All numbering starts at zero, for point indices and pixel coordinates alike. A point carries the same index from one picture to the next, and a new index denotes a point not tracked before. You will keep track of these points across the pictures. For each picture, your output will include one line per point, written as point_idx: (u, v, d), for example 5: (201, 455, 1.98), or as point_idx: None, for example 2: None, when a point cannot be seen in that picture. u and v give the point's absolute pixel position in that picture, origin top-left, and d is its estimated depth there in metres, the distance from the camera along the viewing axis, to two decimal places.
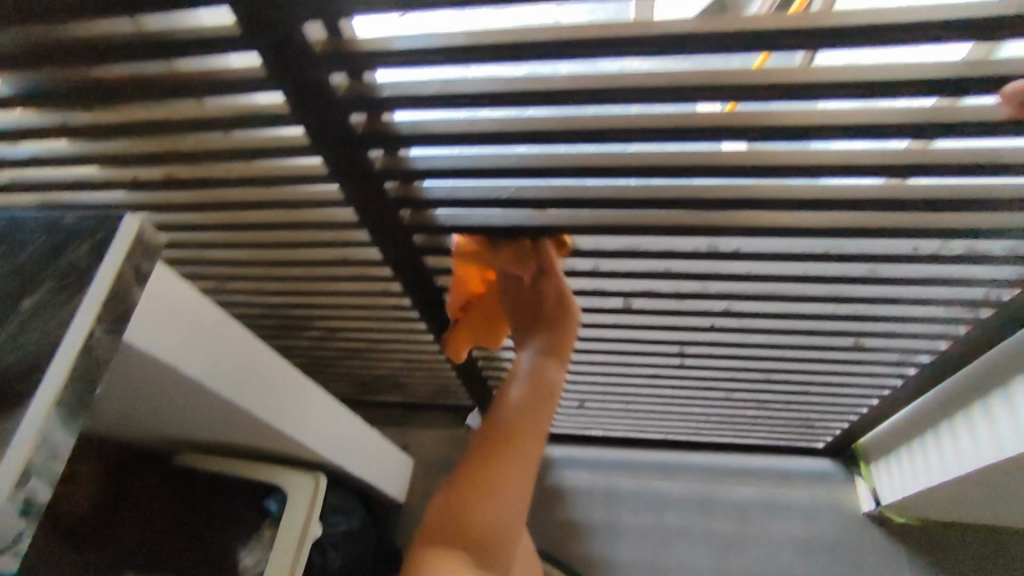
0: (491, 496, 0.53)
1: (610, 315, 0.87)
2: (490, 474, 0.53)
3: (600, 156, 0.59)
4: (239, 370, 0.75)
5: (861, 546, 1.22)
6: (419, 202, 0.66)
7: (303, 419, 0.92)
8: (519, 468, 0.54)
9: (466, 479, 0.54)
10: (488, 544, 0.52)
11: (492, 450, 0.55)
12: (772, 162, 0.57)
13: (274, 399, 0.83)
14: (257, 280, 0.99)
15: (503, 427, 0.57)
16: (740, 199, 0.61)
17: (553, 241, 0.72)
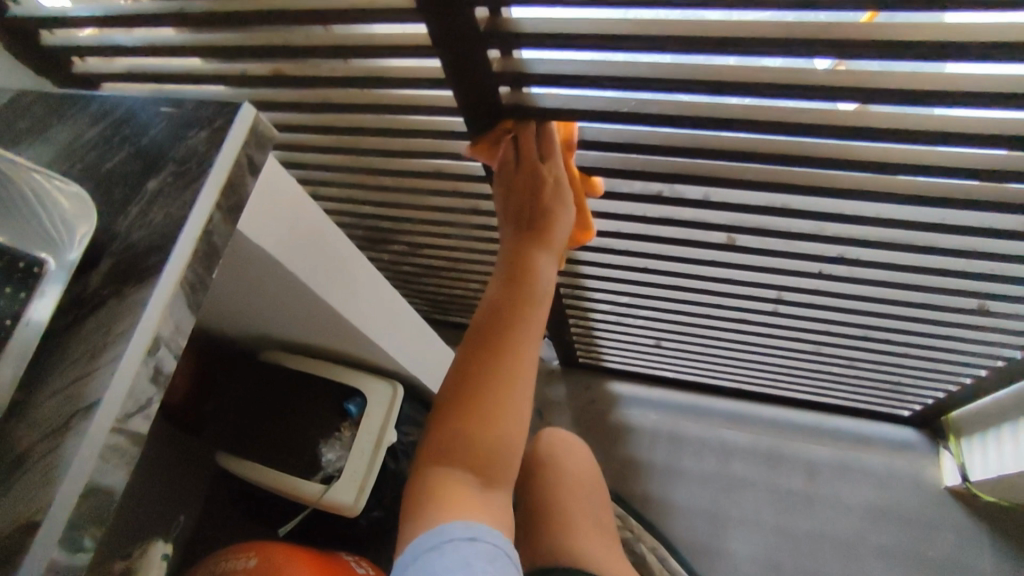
0: (479, 421, 0.58)
1: (708, 252, 0.83)
2: (463, 403, 0.58)
3: (738, 71, 0.54)
4: (335, 274, 0.76)
5: (939, 518, 1.17)
6: (532, 112, 0.63)
7: (389, 329, 0.93)
8: (501, 388, 0.59)
9: (447, 409, 0.59)
10: (463, 471, 0.57)
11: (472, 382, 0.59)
12: (939, 87, 0.51)
13: (365, 306, 0.85)
14: (349, 189, 0.99)
15: (469, 385, 0.59)
16: (888, 130, 0.55)
17: (665, 165, 0.68)
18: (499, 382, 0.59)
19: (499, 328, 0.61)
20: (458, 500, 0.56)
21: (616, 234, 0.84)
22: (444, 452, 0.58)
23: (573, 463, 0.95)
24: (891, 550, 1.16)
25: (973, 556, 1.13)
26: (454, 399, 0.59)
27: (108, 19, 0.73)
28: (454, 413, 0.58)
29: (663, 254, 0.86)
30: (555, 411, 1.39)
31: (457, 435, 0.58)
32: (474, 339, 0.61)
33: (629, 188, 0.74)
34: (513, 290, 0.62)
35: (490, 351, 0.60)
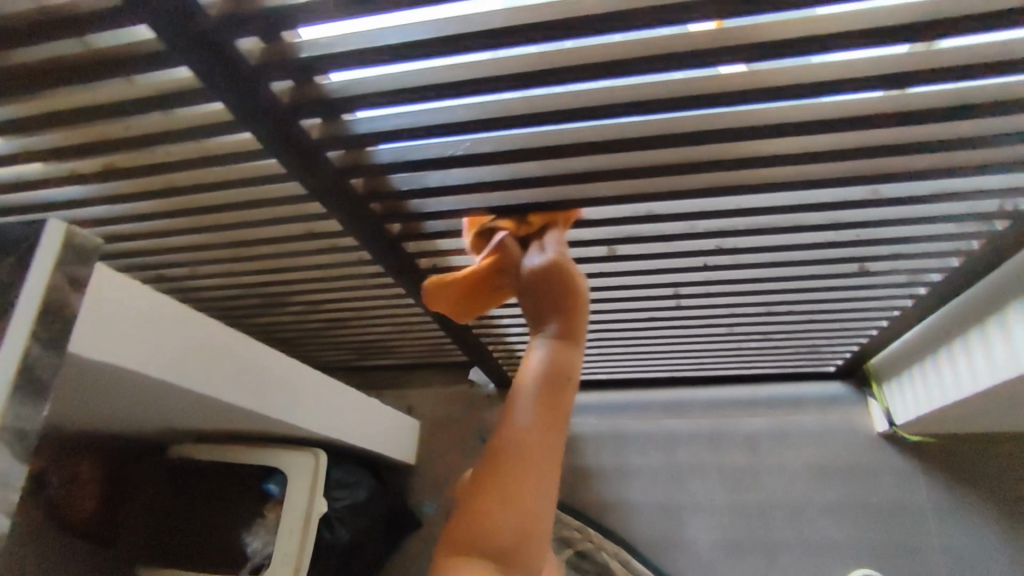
0: (540, 483, 0.41)
1: (595, 264, 0.81)
2: (500, 475, 0.41)
3: (558, 99, 0.53)
4: (208, 363, 0.72)
5: (877, 465, 1.20)
6: (368, 170, 0.60)
7: (289, 401, 0.90)
8: (546, 436, 0.43)
9: (464, 495, 0.41)
10: (507, 538, 0.39)
11: (504, 451, 0.42)
12: (754, 84, 0.50)
13: (253, 384, 0.81)
14: (228, 262, 0.95)
15: (509, 446, 0.42)
16: (720, 130, 0.54)
17: (524, 195, 0.66)
18: (515, 430, 0.42)
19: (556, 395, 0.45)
20: None
21: None
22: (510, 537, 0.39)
23: None
24: (837, 506, 1.18)
25: (914, 497, 1.16)
26: (476, 488, 0.41)
27: None
28: (484, 463, 0.42)
29: None
30: None
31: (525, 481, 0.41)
32: (467, 471, 0.43)
33: None
34: (514, 431, 0.43)
35: (558, 384, 0.46)
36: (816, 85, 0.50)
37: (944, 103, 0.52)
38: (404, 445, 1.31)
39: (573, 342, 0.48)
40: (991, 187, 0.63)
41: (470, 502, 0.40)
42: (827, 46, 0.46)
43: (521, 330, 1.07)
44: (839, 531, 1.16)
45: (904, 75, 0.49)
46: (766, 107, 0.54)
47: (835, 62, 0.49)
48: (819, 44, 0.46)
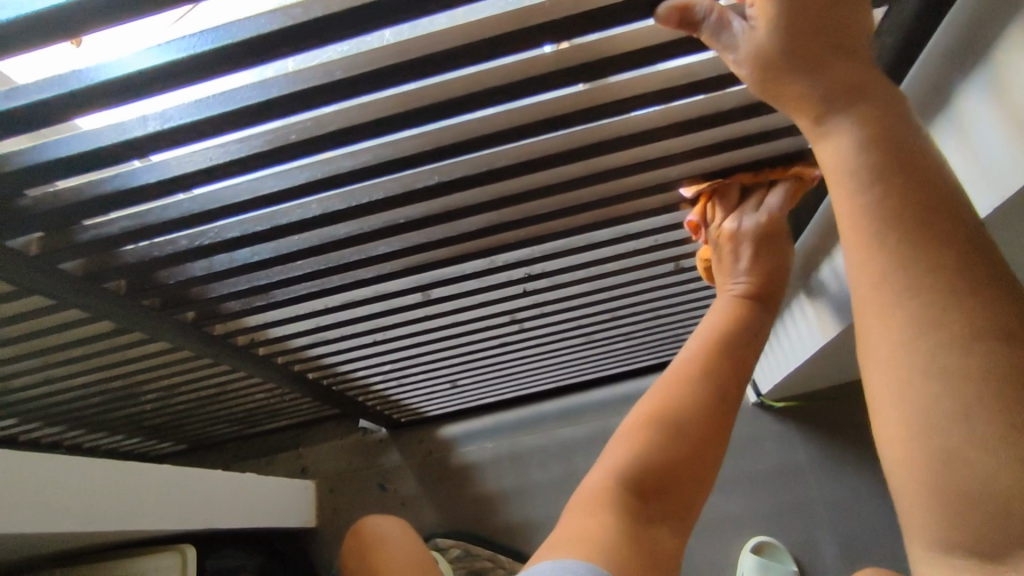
0: (675, 455, 0.52)
1: (419, 309, 0.80)
2: (702, 431, 0.53)
3: (290, 175, 0.52)
4: (27, 497, 0.66)
5: (755, 434, 1.25)
6: (117, 271, 0.57)
7: (145, 506, 0.84)
8: (710, 434, 0.53)
9: (674, 451, 0.52)
10: (659, 506, 0.50)
11: (695, 419, 0.53)
12: (468, 135, 0.50)
13: (81, 503, 0.74)
14: (38, 374, 0.87)
15: (694, 408, 0.53)
16: (462, 178, 0.54)
17: (307, 262, 0.64)
18: (719, 418, 0.53)
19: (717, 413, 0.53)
20: (593, 531, 0.46)
21: (323, 326, 0.79)
22: (644, 502, 0.50)
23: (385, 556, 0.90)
24: (727, 480, 1.23)
25: (791, 457, 1.22)
26: (672, 449, 0.52)
27: None
28: (644, 440, 0.52)
29: (382, 324, 0.83)
30: (399, 478, 1.34)
31: (681, 461, 0.52)
32: (703, 402, 0.54)
33: (294, 290, 0.69)
34: (713, 383, 0.54)
35: (717, 401, 0.54)
36: (529, 127, 0.50)
37: (665, 122, 0.52)
38: (300, 511, 1.26)
39: (761, 310, 0.59)
40: None
41: (681, 452, 0.52)
42: (527, 91, 0.47)
43: (383, 378, 1.04)
44: (733, 503, 1.21)
45: (613, 104, 0.49)
46: (498, 149, 0.53)
47: (546, 102, 0.50)
48: (519, 90, 0.47)
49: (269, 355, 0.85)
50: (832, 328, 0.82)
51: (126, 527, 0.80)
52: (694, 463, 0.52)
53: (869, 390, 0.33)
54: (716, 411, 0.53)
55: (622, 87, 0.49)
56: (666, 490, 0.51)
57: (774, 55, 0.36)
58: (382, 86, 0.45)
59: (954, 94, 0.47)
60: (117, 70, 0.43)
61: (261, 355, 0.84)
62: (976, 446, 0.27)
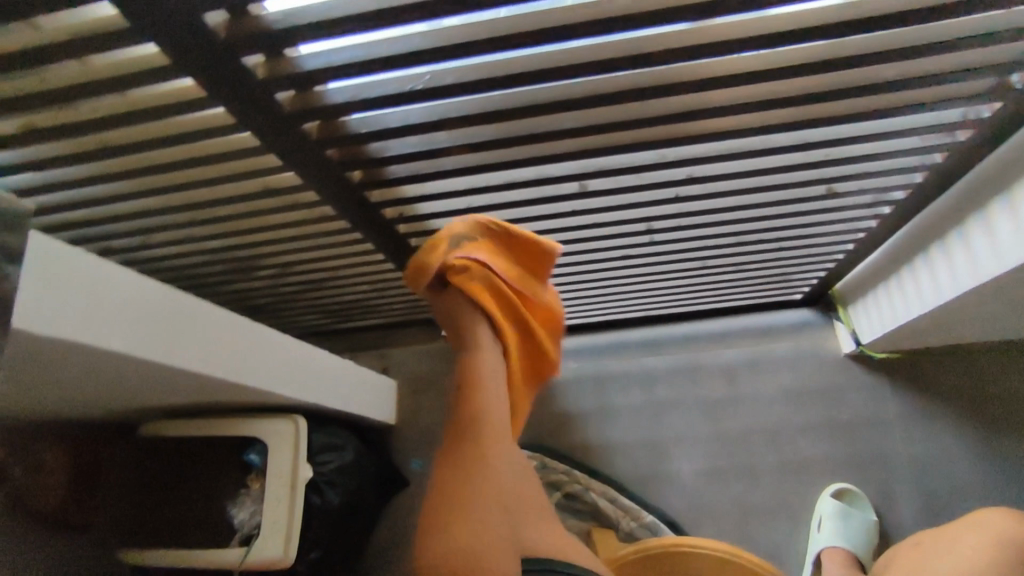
0: (460, 475, 0.74)
1: (566, 203, 0.80)
2: (483, 492, 0.72)
3: (520, 19, 0.50)
4: (189, 331, 0.68)
5: (846, 385, 1.24)
6: (323, 110, 0.56)
7: (268, 365, 0.87)
8: (460, 480, 0.73)
9: (444, 510, 0.70)
10: (475, 529, 0.68)
11: (486, 433, 0.78)
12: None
13: (227, 355, 0.76)
14: (178, 229, 0.88)
15: (488, 432, 0.78)
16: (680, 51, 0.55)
17: (490, 131, 0.63)
18: (482, 475, 0.74)
19: (467, 453, 0.76)
20: (451, 538, 0.67)
21: (469, 210, 0.79)
22: (447, 507, 0.71)
23: None
24: (811, 426, 1.23)
25: (882, 412, 1.20)
26: (451, 472, 0.75)
27: None
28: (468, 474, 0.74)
29: (524, 216, 0.82)
30: None
31: (470, 469, 0.74)
32: (468, 442, 0.77)
33: (462, 162, 0.69)
34: (464, 450, 0.76)
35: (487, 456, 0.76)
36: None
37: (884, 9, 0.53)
38: (384, 407, 1.29)
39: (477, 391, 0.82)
40: (953, 96, 0.63)
41: (479, 501, 0.71)
42: None
43: None
44: (817, 448, 1.21)
45: None
46: (728, 19, 0.54)
47: None
48: None
49: (406, 236, 0.86)
50: (970, 283, 0.83)
51: (253, 382, 0.83)
52: (451, 534, 0.67)
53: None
54: (467, 460, 0.76)
55: None
56: (507, 496, 0.74)
57: None
58: None
59: None
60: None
61: (399, 234, 0.85)
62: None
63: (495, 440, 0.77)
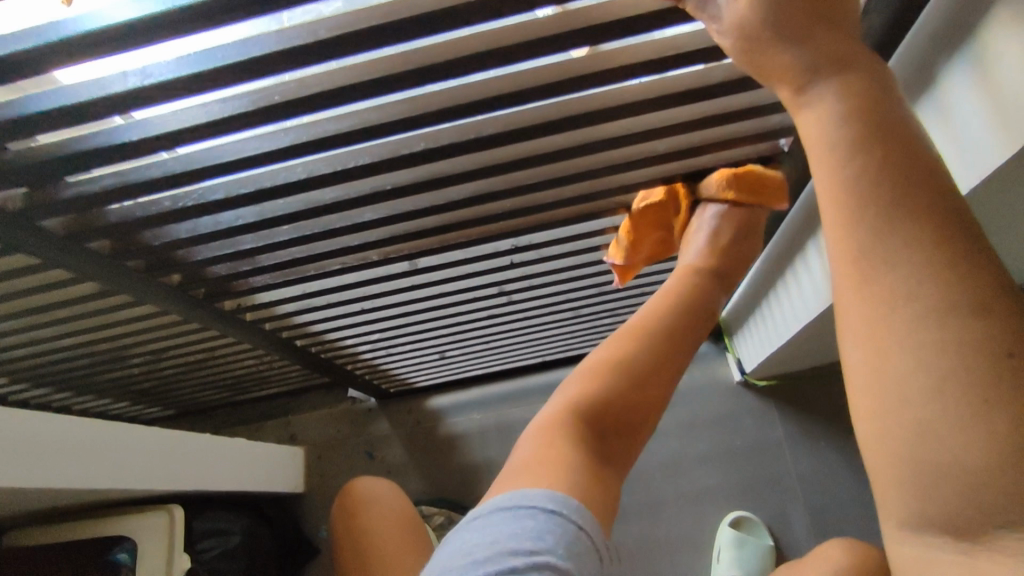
0: (630, 396, 0.51)
1: (407, 279, 0.81)
2: (632, 400, 0.51)
3: (271, 137, 0.52)
4: (14, 449, 0.66)
5: (738, 411, 1.27)
6: (98, 230, 0.57)
7: (131, 464, 0.84)
8: (667, 371, 0.53)
9: (617, 400, 0.50)
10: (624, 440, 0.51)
11: (658, 359, 0.53)
12: (451, 102, 0.50)
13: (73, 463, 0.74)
14: (25, 333, 0.87)
15: (624, 359, 0.52)
16: (440, 147, 0.54)
17: (295, 229, 0.65)
18: (618, 363, 0.52)
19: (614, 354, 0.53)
20: (552, 457, 0.45)
21: (310, 293, 0.80)
22: (607, 392, 0.51)
23: (373, 514, 0.92)
24: (708, 456, 1.25)
25: (774, 436, 1.24)
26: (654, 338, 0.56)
27: None
28: (630, 361, 0.52)
29: (370, 293, 0.83)
30: (387, 448, 1.35)
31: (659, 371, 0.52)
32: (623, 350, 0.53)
33: (279, 256, 0.70)
34: (647, 356, 0.53)
35: (664, 372, 0.53)
36: (508, 96, 0.50)
37: (644, 95, 0.53)
38: (288, 476, 1.27)
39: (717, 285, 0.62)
40: None
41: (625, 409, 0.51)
42: (509, 58, 0.47)
43: (370, 346, 1.05)
44: (715, 478, 1.23)
45: (589, 76, 0.49)
46: (484, 117, 0.53)
47: (526, 71, 0.49)
48: (500, 56, 0.47)
49: (257, 321, 0.86)
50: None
51: (110, 486, 0.80)
52: (642, 417, 0.52)
53: (845, 364, 0.33)
54: (636, 385, 0.51)
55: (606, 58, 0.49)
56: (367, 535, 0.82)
57: (759, 28, 0.37)
58: (358, 50, 0.45)
59: (940, 74, 0.46)
60: (98, 20, 0.43)
61: (248, 321, 0.85)
62: (975, 447, 0.26)
63: (691, 331, 0.56)
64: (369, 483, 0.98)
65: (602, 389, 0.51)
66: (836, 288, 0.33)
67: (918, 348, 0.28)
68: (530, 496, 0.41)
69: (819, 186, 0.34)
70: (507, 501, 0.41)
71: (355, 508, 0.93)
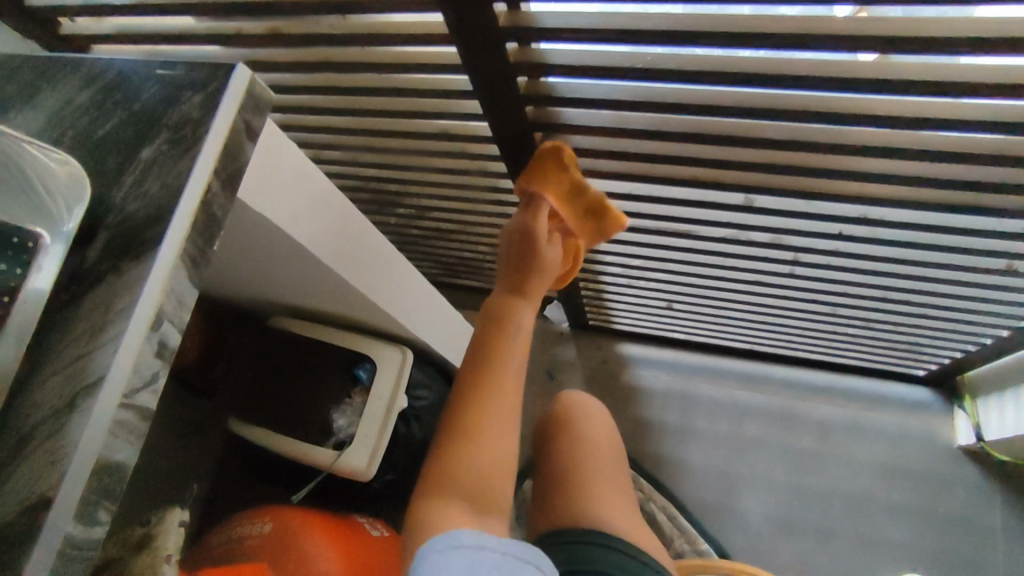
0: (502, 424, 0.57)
1: (725, 214, 0.80)
2: (476, 396, 0.57)
3: (744, 21, 0.52)
4: (336, 238, 0.74)
5: (950, 476, 1.17)
6: (539, 70, 0.60)
7: (391, 292, 0.91)
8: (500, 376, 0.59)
9: (449, 451, 0.55)
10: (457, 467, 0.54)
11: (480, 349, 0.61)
12: (942, 36, 0.50)
13: (367, 271, 0.83)
14: (352, 151, 0.96)
15: (477, 377, 0.58)
16: (900, 81, 0.54)
17: (682, 125, 0.65)
18: (492, 380, 0.58)
19: (491, 342, 0.60)
20: (462, 513, 0.51)
21: (628, 196, 0.81)
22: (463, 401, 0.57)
23: (589, 430, 0.86)
24: (899, 507, 1.16)
25: (984, 515, 1.13)
26: (466, 366, 0.60)
27: (139, 6, 0.74)
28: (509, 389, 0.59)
29: (677, 216, 0.83)
30: (567, 374, 1.37)
31: (495, 368, 0.59)
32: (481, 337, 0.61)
33: (642, 149, 0.71)
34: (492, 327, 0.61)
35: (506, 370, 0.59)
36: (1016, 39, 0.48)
37: None
38: None
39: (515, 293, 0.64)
40: None
41: (469, 403, 0.57)
42: None
43: (619, 273, 1.06)
44: (903, 531, 1.14)
45: None
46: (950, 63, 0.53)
47: None
48: None
49: None
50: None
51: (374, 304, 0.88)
52: (502, 412, 0.57)
53: None
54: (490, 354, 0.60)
55: None
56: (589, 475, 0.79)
57: None
58: None
59: None
60: None
61: None
62: None
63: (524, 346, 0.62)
64: (603, 428, 0.87)
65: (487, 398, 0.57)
66: None
67: None
68: (471, 540, 0.47)
69: None
70: (467, 539, 0.47)
71: (585, 437, 0.85)
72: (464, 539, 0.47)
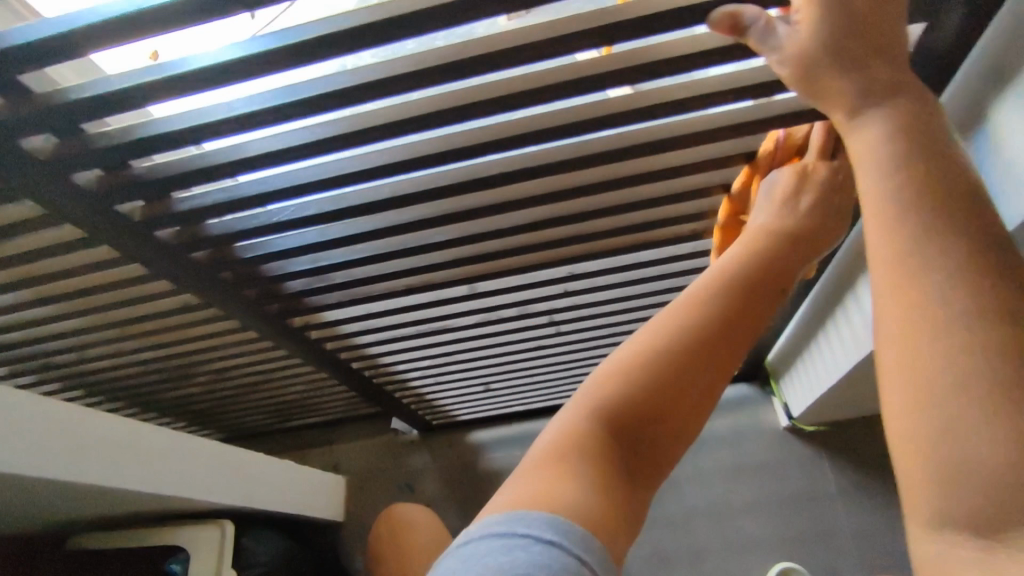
0: (708, 371, 0.40)
1: (464, 303, 0.85)
2: (668, 389, 0.40)
3: (353, 164, 0.59)
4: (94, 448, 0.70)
5: (783, 458, 1.25)
6: (196, 241, 0.65)
7: (194, 476, 0.86)
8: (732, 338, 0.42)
9: (659, 417, 0.40)
10: (643, 445, 0.40)
11: (684, 330, 0.41)
12: (513, 133, 0.57)
13: (154, 468, 0.79)
14: (108, 345, 0.93)
15: (669, 382, 0.40)
16: (506, 172, 0.60)
17: (372, 248, 0.71)
18: (727, 341, 0.41)
19: (721, 346, 0.41)
20: (577, 481, 0.36)
21: (371, 315, 0.85)
22: (656, 406, 0.39)
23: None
24: (751, 505, 1.22)
25: (821, 486, 1.21)
26: (689, 323, 0.41)
27: None
28: (720, 356, 0.41)
29: (427, 316, 0.87)
30: (426, 480, 1.36)
31: (722, 355, 0.41)
32: (704, 330, 0.41)
33: (352, 275, 0.75)
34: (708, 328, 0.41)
35: (700, 367, 0.40)
36: (570, 125, 0.56)
37: (691, 133, 0.57)
38: (331, 503, 1.28)
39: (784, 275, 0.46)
40: None
41: (661, 386, 0.39)
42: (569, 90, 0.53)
43: (422, 374, 1.07)
44: (759, 528, 1.20)
45: (654, 108, 0.54)
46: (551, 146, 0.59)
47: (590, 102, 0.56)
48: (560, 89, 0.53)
49: (319, 340, 0.91)
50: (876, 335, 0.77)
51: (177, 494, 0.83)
52: (691, 405, 0.40)
53: (888, 403, 0.30)
54: (718, 339, 0.41)
55: (669, 89, 0.54)
56: None
57: (822, 58, 0.39)
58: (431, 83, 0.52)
59: (989, 113, 0.50)
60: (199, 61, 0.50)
61: (313, 340, 0.90)
62: (1000, 443, 0.25)
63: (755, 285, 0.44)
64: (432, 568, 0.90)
65: (691, 349, 0.40)
66: (885, 360, 0.30)
67: (956, 365, 0.27)
68: (531, 522, 0.33)
69: (877, 250, 0.32)
70: (502, 522, 0.34)
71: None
72: (531, 520, 0.33)
